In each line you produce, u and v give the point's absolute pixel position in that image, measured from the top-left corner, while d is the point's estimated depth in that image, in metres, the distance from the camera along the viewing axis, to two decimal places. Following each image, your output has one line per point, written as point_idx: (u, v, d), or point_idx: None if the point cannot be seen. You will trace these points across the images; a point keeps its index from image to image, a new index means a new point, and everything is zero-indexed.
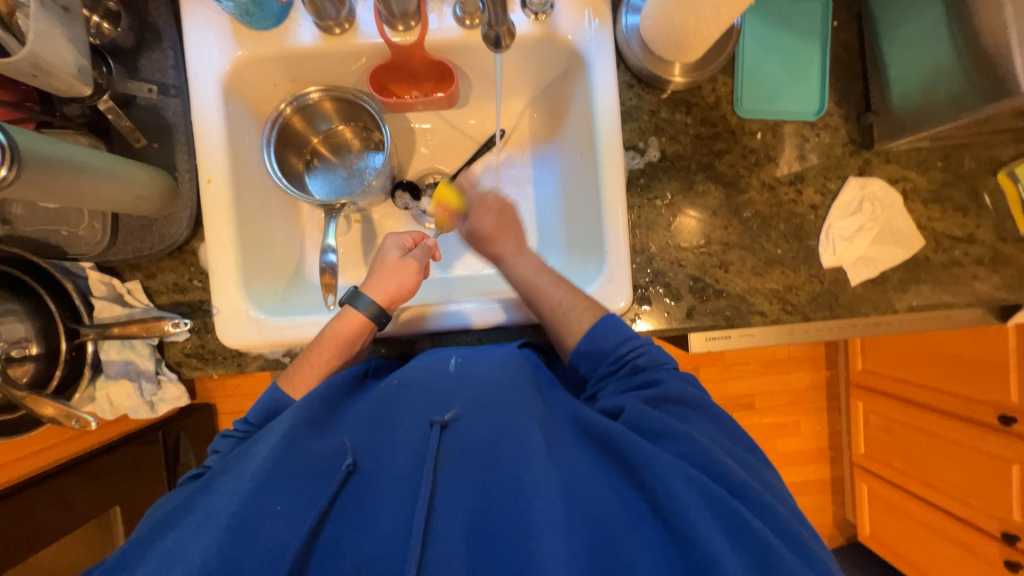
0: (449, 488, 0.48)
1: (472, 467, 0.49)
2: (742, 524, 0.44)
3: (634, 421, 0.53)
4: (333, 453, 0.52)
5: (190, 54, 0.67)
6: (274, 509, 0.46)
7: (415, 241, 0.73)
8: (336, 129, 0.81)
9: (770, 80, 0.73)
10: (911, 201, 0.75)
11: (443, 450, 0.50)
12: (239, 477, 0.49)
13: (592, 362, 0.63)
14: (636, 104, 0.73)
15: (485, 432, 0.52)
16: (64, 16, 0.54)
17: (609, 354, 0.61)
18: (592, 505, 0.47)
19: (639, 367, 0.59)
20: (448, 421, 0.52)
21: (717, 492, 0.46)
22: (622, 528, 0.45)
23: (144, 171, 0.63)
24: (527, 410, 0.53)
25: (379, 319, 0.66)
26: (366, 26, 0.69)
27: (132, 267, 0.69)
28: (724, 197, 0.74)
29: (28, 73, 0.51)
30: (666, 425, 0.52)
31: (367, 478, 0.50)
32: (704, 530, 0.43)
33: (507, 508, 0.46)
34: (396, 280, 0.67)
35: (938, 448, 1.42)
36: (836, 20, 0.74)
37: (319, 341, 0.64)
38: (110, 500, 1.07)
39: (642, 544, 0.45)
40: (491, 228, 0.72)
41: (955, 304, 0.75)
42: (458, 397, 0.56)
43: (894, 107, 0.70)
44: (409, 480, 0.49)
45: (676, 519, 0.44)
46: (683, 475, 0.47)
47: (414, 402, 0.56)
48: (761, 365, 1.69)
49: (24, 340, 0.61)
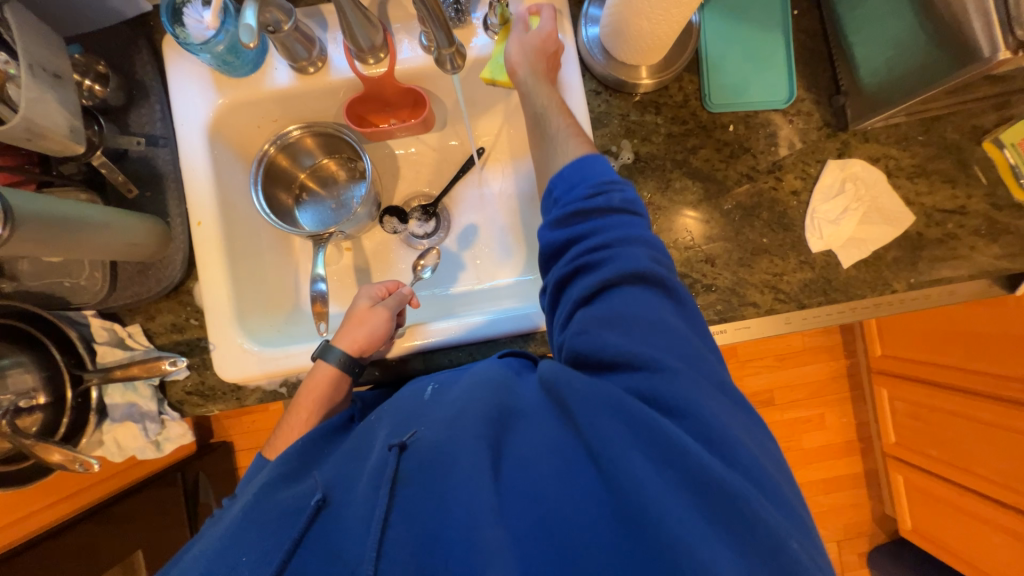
0: (403, 508, 0.46)
1: (421, 476, 0.47)
2: (672, 449, 0.42)
3: (588, 348, 0.49)
4: (302, 495, 0.53)
5: (176, 106, 0.70)
6: (242, 559, 0.48)
7: (388, 290, 0.74)
8: (320, 162, 0.83)
9: (737, 73, 0.74)
10: (895, 178, 0.74)
11: (401, 472, 0.48)
12: (218, 537, 0.52)
13: (569, 185, 0.58)
14: (605, 109, 0.75)
15: (435, 434, 0.50)
16: (54, 82, 0.58)
17: (589, 180, 0.57)
18: (539, 478, 0.44)
19: (598, 246, 0.53)
20: (407, 442, 0.51)
21: (647, 418, 0.43)
22: (569, 494, 0.43)
23: (138, 219, 0.66)
24: (480, 408, 0.49)
25: (351, 368, 0.68)
26: (338, 63, 0.72)
27: (132, 310, 0.72)
28: (704, 192, 0.74)
29: (24, 138, 0.55)
30: (617, 342, 0.48)
31: (331, 513, 0.50)
32: (640, 473, 0.41)
33: (453, 506, 0.44)
34: (365, 329, 0.68)
35: (966, 429, 1.33)
36: (796, 10, 0.75)
37: (296, 402, 0.67)
38: (133, 543, 1.08)
39: (590, 507, 0.42)
40: (525, 50, 0.67)
41: (956, 277, 0.73)
42: (422, 418, 0.54)
43: (863, 87, 0.69)
44: (366, 505, 0.48)
45: (615, 470, 0.42)
46: (615, 409, 0.45)
47: (382, 431, 0.55)
48: (776, 359, 1.65)
49: (31, 391, 0.64)
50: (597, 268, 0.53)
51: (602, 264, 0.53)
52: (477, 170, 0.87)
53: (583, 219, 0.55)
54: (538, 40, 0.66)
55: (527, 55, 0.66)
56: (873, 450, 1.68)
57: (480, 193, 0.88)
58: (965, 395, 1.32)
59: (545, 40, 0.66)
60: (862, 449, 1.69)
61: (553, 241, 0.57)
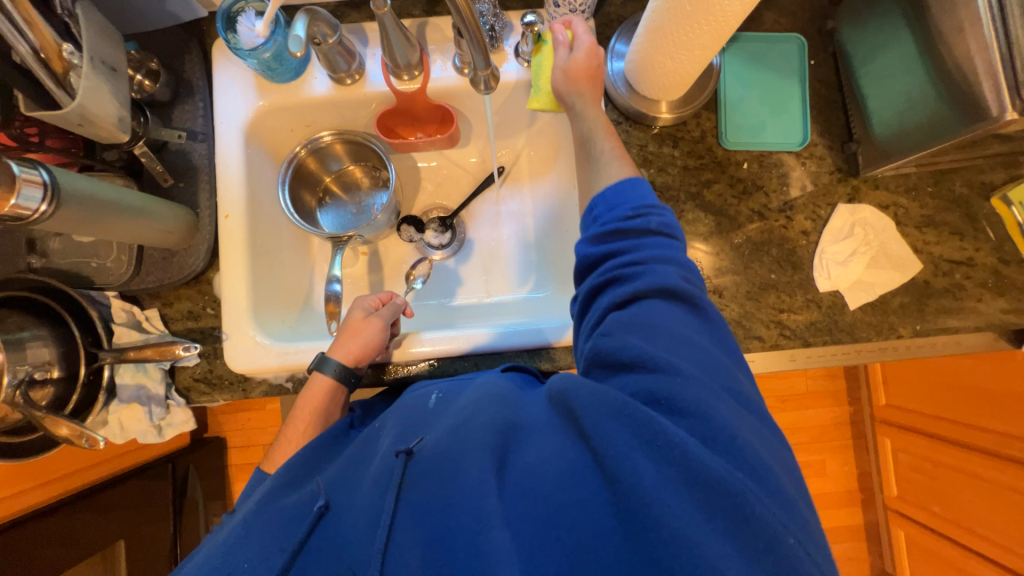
0: (409, 510, 0.47)
1: (428, 482, 0.48)
2: (675, 452, 0.42)
3: (605, 354, 0.51)
4: (303, 499, 0.53)
5: (218, 105, 0.74)
6: (242, 564, 0.48)
7: (382, 301, 0.75)
8: (346, 169, 0.87)
9: (753, 115, 0.77)
10: (904, 226, 0.75)
11: (408, 477, 0.49)
12: (219, 542, 0.52)
13: (609, 205, 0.58)
14: (624, 139, 0.77)
15: (443, 441, 0.50)
16: (110, 74, 0.61)
17: (631, 202, 0.57)
18: (544, 483, 0.44)
19: (618, 262, 0.55)
20: (414, 448, 0.52)
21: (653, 421, 0.43)
22: (573, 498, 0.43)
23: (171, 208, 0.69)
24: (493, 415, 0.52)
25: (346, 378, 0.68)
26: (374, 77, 0.76)
27: (152, 295, 0.74)
28: (715, 225, 0.76)
29: (75, 123, 0.58)
30: (631, 349, 0.49)
31: (336, 517, 0.50)
32: (642, 473, 0.41)
33: (459, 512, 0.45)
34: (361, 341, 0.69)
35: (969, 486, 1.31)
36: (813, 60, 0.78)
37: (292, 415, 0.67)
38: (116, 533, 1.07)
39: (594, 511, 0.42)
40: (572, 71, 0.66)
41: (962, 327, 0.74)
42: (429, 427, 0.56)
43: (876, 136, 0.72)
44: (371, 510, 0.48)
45: (620, 475, 0.42)
46: (616, 412, 0.45)
47: (389, 436, 0.57)
48: (778, 401, 1.63)
49: (48, 363, 0.63)
50: (620, 279, 0.55)
51: (628, 274, 0.54)
52: (496, 187, 0.90)
53: (620, 238, 0.56)
54: (577, 64, 0.66)
55: (566, 83, 0.67)
56: (874, 502, 1.64)
57: (497, 210, 0.90)
58: (969, 452, 1.30)
59: (586, 65, 0.66)
60: (864, 500, 1.65)
61: (588, 256, 0.57)
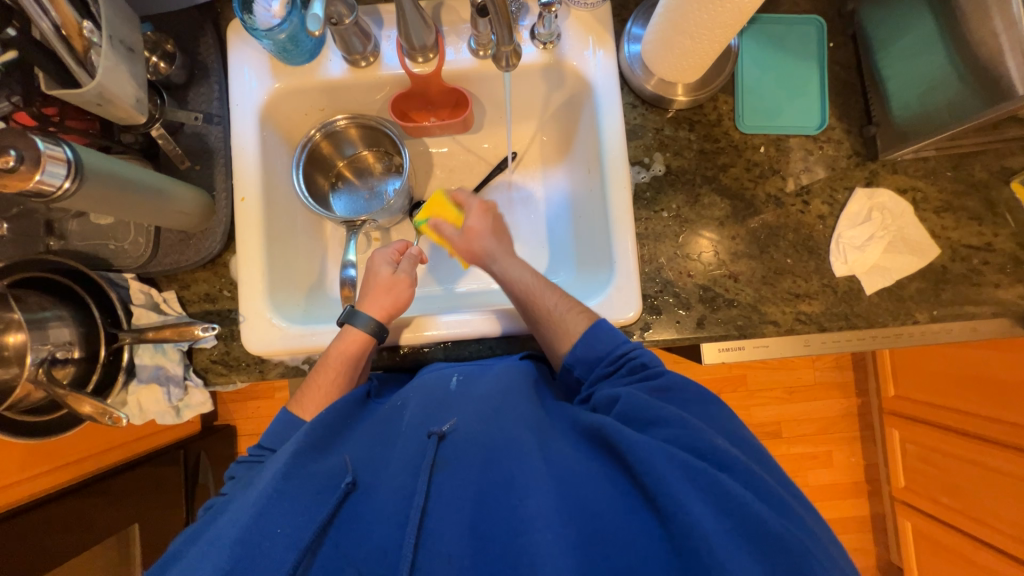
0: (442, 491, 0.54)
1: (468, 470, 0.55)
2: (720, 492, 0.48)
3: (628, 413, 0.57)
4: (334, 472, 0.57)
5: (233, 88, 0.74)
6: (275, 530, 0.51)
7: (401, 252, 0.77)
8: (360, 154, 0.86)
9: (771, 98, 0.77)
10: (922, 211, 0.75)
11: (439, 458, 0.56)
12: (246, 503, 0.54)
13: (588, 365, 0.66)
14: (640, 123, 0.77)
15: (480, 437, 0.58)
16: (128, 55, 0.61)
17: (608, 356, 0.65)
18: (584, 494, 0.51)
19: (636, 367, 0.63)
20: (446, 432, 0.58)
21: (699, 467, 0.50)
22: (610, 510, 0.50)
23: (189, 190, 0.69)
24: (522, 415, 0.60)
25: (378, 333, 0.69)
26: (389, 60, 0.76)
27: (169, 278, 0.75)
28: (731, 209, 0.75)
29: (94, 102, 0.58)
30: (656, 411, 0.56)
31: (364, 494, 0.56)
32: (684, 503, 0.47)
33: (501, 508, 0.51)
34: (392, 296, 0.71)
35: (977, 476, 1.31)
36: (832, 42, 0.78)
37: (324, 361, 0.68)
38: (130, 516, 1.08)
39: (630, 521, 0.49)
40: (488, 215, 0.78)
41: (979, 313, 0.73)
42: (454, 408, 0.62)
43: (895, 118, 0.71)
44: (406, 488, 0.55)
45: (661, 495, 0.48)
46: (667, 456, 0.51)
47: (415, 416, 0.62)
48: (785, 392, 1.63)
49: (69, 343, 0.64)
50: (637, 385, 0.61)
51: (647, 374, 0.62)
52: (508, 173, 0.89)
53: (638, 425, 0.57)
54: (473, 230, 0.76)
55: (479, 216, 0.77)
56: (881, 493, 1.64)
57: (509, 195, 0.89)
58: (978, 442, 1.30)
59: (479, 230, 0.76)
60: (870, 491, 1.65)
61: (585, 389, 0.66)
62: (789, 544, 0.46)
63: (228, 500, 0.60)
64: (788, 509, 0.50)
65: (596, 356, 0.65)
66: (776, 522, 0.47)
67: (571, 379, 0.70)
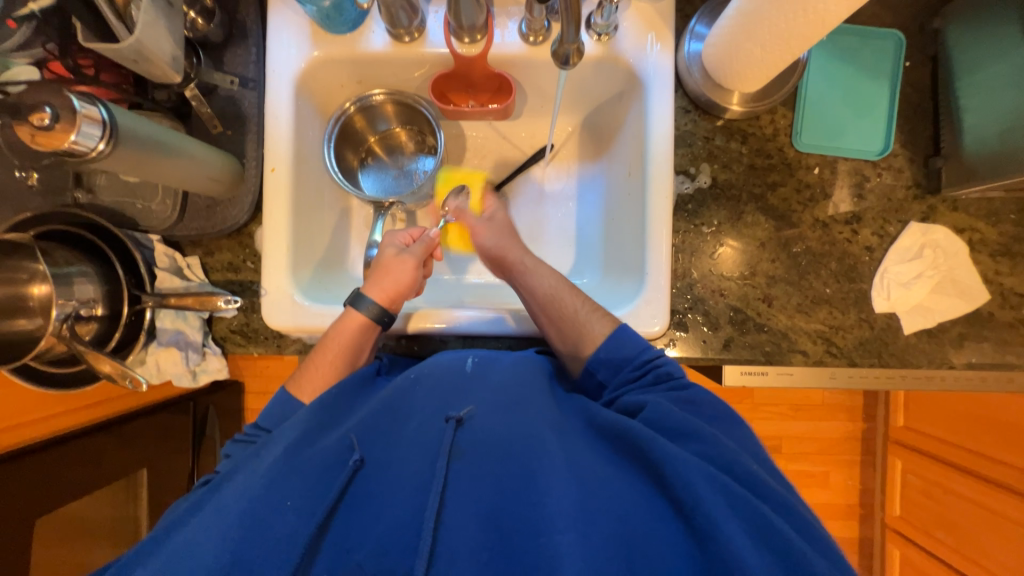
0: (459, 480, 0.52)
1: (485, 461, 0.54)
2: (757, 514, 0.47)
3: (657, 420, 0.56)
4: (340, 448, 0.55)
5: (270, 51, 0.71)
6: (286, 502, 0.50)
7: (412, 237, 0.75)
8: (393, 131, 0.84)
9: (832, 117, 0.72)
10: (977, 252, 0.71)
11: (456, 445, 0.55)
12: (254, 477, 0.53)
13: (612, 369, 0.64)
14: (691, 129, 0.73)
15: (497, 429, 0.57)
16: (167, 9, 0.58)
17: (632, 360, 0.63)
18: (605, 496, 0.50)
19: (662, 376, 0.62)
20: (463, 418, 0.57)
21: (735, 489, 0.49)
22: (635, 517, 0.49)
23: (218, 155, 0.68)
24: (541, 412, 0.59)
25: (382, 319, 0.69)
26: (434, 37, 0.72)
27: (193, 243, 0.74)
28: (774, 230, 0.72)
29: (129, 59, 0.56)
30: (688, 422, 0.55)
31: (375, 471, 0.55)
32: (723, 525, 0.46)
33: (519, 502, 0.50)
34: (393, 280, 0.69)
35: (977, 515, 1.31)
36: (908, 61, 0.72)
37: (324, 341, 0.68)
38: (140, 462, 1.07)
39: (658, 531, 0.48)
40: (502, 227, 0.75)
41: (1020, 366, 0.70)
42: (471, 396, 0.61)
43: (965, 152, 0.67)
44: (422, 474, 0.53)
45: (697, 513, 0.47)
46: (703, 472, 0.50)
47: (433, 399, 0.61)
48: (791, 409, 1.60)
49: (93, 301, 0.64)
50: (663, 394, 0.60)
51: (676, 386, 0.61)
52: (542, 165, 0.86)
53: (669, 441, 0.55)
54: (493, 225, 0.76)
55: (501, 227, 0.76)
56: (873, 518, 1.63)
57: (541, 188, 0.86)
58: (983, 483, 1.28)
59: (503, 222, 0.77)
60: (862, 514, 1.64)
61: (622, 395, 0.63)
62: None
63: (230, 472, 0.59)
64: (822, 540, 0.49)
65: (619, 360, 0.64)
66: (811, 551, 0.46)
67: (592, 383, 0.67)
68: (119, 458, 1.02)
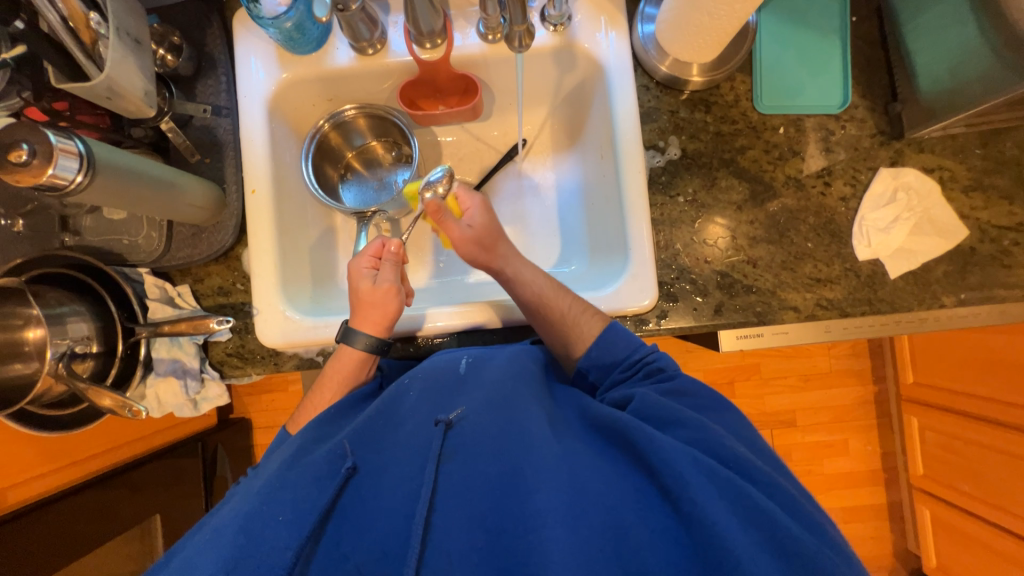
0: (450, 481, 0.51)
1: (476, 460, 0.53)
2: (745, 499, 0.47)
3: (644, 410, 0.57)
4: (331, 458, 0.53)
5: (240, 79, 0.74)
6: (277, 517, 0.48)
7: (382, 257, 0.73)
8: (368, 144, 0.85)
9: (790, 77, 0.74)
10: (950, 190, 0.72)
11: (446, 448, 0.54)
12: (247, 495, 0.52)
13: (604, 371, 0.65)
14: (654, 105, 0.75)
15: (490, 426, 0.55)
16: (135, 47, 0.61)
17: (622, 361, 0.64)
18: (596, 490, 0.49)
19: (652, 371, 0.62)
20: (453, 420, 0.56)
21: (726, 475, 0.49)
22: (626, 506, 0.48)
23: (199, 184, 0.69)
24: (534, 404, 0.58)
25: (377, 348, 0.67)
26: (396, 46, 0.74)
27: (182, 272, 0.75)
28: (749, 193, 0.73)
29: (103, 96, 0.58)
30: (675, 411, 0.56)
31: (368, 478, 0.53)
32: (712, 513, 0.45)
33: (511, 500, 0.50)
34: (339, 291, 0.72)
35: (999, 462, 1.28)
36: (854, 17, 0.75)
37: (322, 380, 0.68)
38: (151, 508, 1.05)
39: (647, 522, 0.47)
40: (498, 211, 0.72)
41: (1011, 296, 0.70)
42: (463, 395, 0.60)
43: (922, 94, 0.69)
44: (412, 478, 0.52)
45: (684, 500, 0.47)
46: (693, 459, 0.49)
47: (422, 403, 0.59)
48: (800, 379, 1.59)
49: (88, 338, 0.65)
50: (651, 386, 0.60)
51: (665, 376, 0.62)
52: (518, 161, 0.87)
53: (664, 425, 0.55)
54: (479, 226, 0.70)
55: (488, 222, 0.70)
56: (898, 481, 1.60)
57: (520, 183, 0.88)
58: (999, 429, 1.27)
59: (487, 226, 0.70)
60: (887, 478, 1.62)
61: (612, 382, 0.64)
62: (818, 562, 0.44)
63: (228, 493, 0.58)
64: (817, 524, 0.49)
65: (609, 362, 0.64)
66: (805, 536, 0.46)
67: (585, 383, 0.69)
68: (130, 503, 1.01)
